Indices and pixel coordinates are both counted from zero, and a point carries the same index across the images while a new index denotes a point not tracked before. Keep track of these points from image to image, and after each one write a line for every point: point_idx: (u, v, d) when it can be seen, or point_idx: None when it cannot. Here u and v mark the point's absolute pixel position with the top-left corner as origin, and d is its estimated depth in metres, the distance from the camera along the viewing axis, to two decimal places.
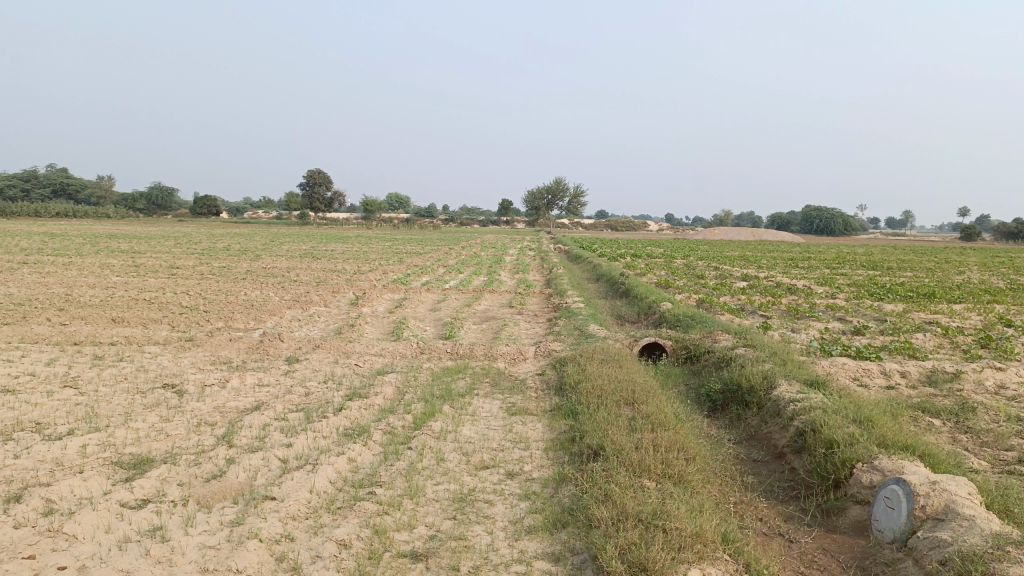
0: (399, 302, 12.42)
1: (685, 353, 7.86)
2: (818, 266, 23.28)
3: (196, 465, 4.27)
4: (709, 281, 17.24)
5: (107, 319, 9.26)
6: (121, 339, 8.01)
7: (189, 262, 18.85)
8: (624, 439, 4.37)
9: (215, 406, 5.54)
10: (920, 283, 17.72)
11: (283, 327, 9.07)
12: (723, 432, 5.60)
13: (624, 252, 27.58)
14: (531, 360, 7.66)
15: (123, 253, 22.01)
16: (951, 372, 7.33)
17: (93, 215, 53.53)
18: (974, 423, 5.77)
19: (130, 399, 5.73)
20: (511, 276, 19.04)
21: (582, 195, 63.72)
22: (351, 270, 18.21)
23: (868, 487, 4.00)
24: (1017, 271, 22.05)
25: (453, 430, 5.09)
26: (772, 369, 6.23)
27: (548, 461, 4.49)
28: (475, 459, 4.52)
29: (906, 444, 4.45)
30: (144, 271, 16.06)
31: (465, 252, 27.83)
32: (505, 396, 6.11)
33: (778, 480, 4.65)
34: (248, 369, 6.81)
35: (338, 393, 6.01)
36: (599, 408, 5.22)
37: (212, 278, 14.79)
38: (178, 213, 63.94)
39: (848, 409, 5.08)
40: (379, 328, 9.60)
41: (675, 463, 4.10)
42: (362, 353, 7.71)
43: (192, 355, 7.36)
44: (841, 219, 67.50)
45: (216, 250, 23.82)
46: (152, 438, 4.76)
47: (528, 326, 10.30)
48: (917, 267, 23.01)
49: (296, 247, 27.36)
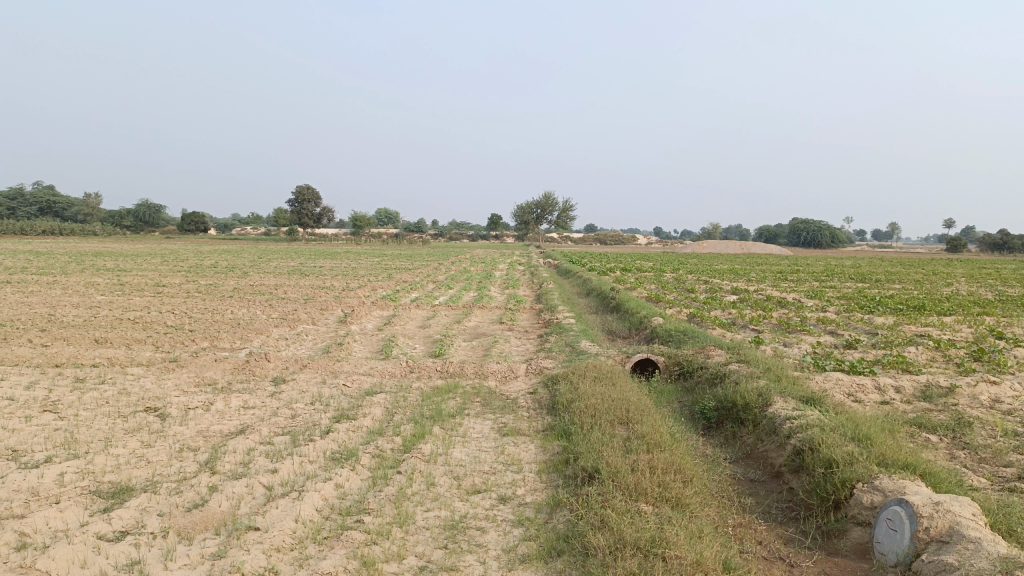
0: (388, 319, 12.30)
1: (678, 369, 7.77)
2: (807, 278, 23.30)
3: (177, 493, 4.13)
4: (699, 294, 17.21)
5: (89, 339, 9.10)
6: (103, 361, 7.85)
7: (176, 280, 18.68)
8: (620, 461, 4.26)
9: (198, 431, 5.40)
10: (909, 295, 17.74)
11: (270, 346, 8.92)
12: (719, 451, 5.50)
13: (614, 266, 27.54)
14: (522, 378, 7.54)
15: (109, 270, 21.83)
16: (946, 387, 7.26)
17: (79, 232, 53.21)
18: (972, 438, 5.69)
19: (111, 424, 5.58)
20: (501, 291, 18.95)
21: (570, 209, 63.80)
22: (340, 286, 18.04)
23: (870, 508, 3.90)
24: (1004, 281, 22.16)
25: (443, 452, 4.97)
26: (766, 386, 6.14)
27: (542, 484, 4.37)
28: (466, 483, 4.40)
29: (906, 463, 4.36)
30: (129, 289, 15.88)
31: (454, 268, 27.69)
32: (496, 416, 6.00)
33: (776, 501, 4.55)
34: (233, 391, 6.67)
35: (326, 415, 5.88)
36: (593, 428, 5.11)
37: (199, 296, 14.62)
38: (165, 230, 63.66)
39: (846, 426, 4.99)
40: (368, 346, 9.47)
41: (672, 486, 3.99)
42: (350, 372, 7.58)
43: (176, 376, 7.21)
44: (828, 231, 67.87)
45: (203, 267, 23.64)
46: (132, 465, 4.62)
47: (519, 342, 10.20)
48: (905, 280, 23.04)
49: (285, 264, 27.22)
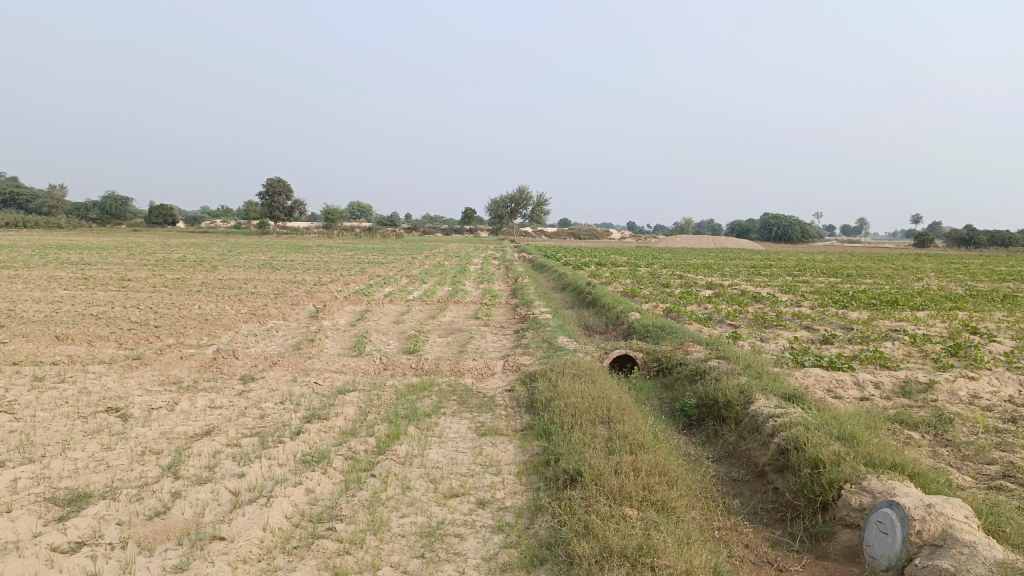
0: (361, 314, 12.05)
1: (657, 365, 7.68)
2: (781, 273, 23.40)
3: (138, 500, 3.92)
4: (674, 289, 17.19)
5: (50, 336, 8.75)
6: (64, 358, 7.54)
7: (142, 274, 18.22)
8: (603, 463, 4.12)
9: (162, 432, 5.16)
10: (881, 290, 17.88)
11: (239, 343, 8.66)
12: (700, 450, 5.39)
13: (588, 261, 27.47)
14: (499, 375, 7.39)
15: (73, 264, 21.24)
16: (924, 382, 7.23)
17: (44, 225, 51.98)
18: (953, 435, 5.65)
19: (70, 425, 5.32)
20: (476, 285, 18.77)
21: (544, 203, 63.67)
22: (312, 281, 17.71)
23: (858, 510, 3.79)
24: (972, 276, 22.48)
25: (419, 454, 4.80)
26: (748, 383, 6.03)
27: (522, 487, 4.22)
28: (444, 486, 4.23)
29: (894, 463, 4.26)
30: (93, 284, 15.42)
31: (428, 262, 27.38)
32: (473, 415, 5.83)
33: (761, 501, 4.45)
34: (200, 390, 6.42)
35: (297, 415, 5.67)
36: (573, 427, 4.96)
37: (166, 291, 14.23)
38: (132, 222, 62.43)
39: (831, 424, 4.89)
40: (341, 342, 9.23)
41: (657, 489, 3.86)
42: (322, 370, 7.36)
43: (140, 374, 6.94)
44: (799, 226, 68.52)
45: (171, 261, 23.11)
46: (91, 469, 4.38)
47: (495, 338, 10.03)
48: (877, 274, 23.22)
49: (255, 258, 26.70)
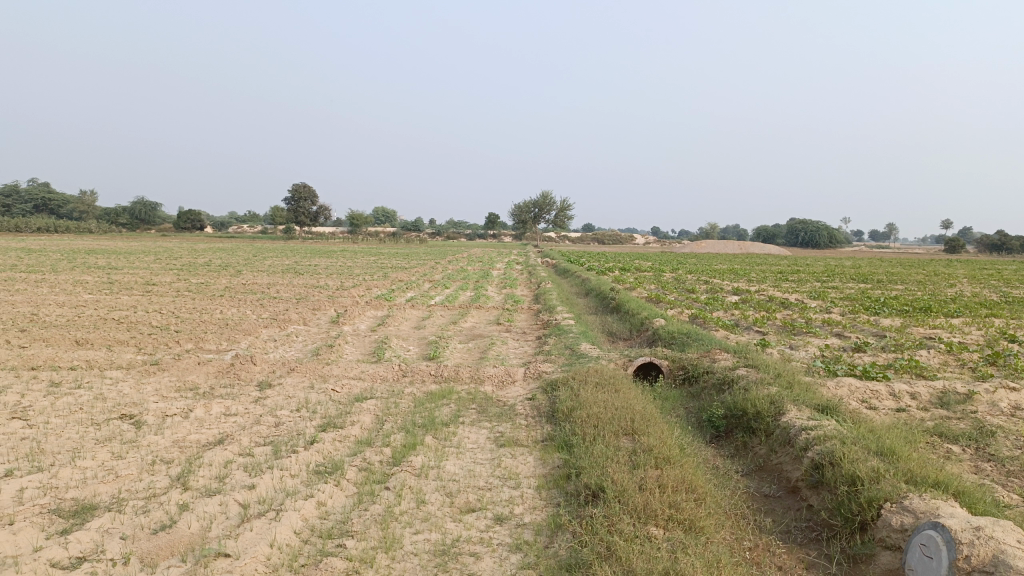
0: (382, 319, 11.94)
1: (683, 373, 7.45)
2: (809, 279, 22.96)
3: (144, 513, 3.79)
4: (699, 294, 16.91)
5: (70, 341, 8.71)
6: (81, 363, 7.49)
7: (166, 278, 18.30)
8: (626, 479, 3.92)
9: (175, 441, 5.05)
10: (913, 296, 17.46)
11: (257, 349, 8.56)
12: (729, 463, 5.17)
13: (612, 266, 27.23)
14: (520, 383, 7.20)
15: (99, 269, 21.39)
16: (963, 393, 6.93)
17: (74, 230, 52.75)
18: (996, 450, 5.36)
19: (83, 432, 5.23)
20: (498, 290, 18.58)
21: (568, 208, 63.41)
22: (335, 286, 17.66)
23: (899, 530, 3.55)
24: (1007, 283, 21.90)
25: (436, 465, 4.63)
26: (778, 393, 5.79)
27: (541, 502, 4.03)
28: (460, 500, 4.06)
29: (937, 481, 4.01)
30: (117, 289, 15.48)
31: (451, 267, 27.30)
32: (492, 425, 5.65)
33: (795, 520, 4.23)
34: (215, 397, 6.31)
35: (312, 423, 5.53)
36: (596, 439, 4.77)
37: (188, 296, 14.23)
38: (161, 228, 63.23)
39: (867, 438, 4.65)
40: (360, 348, 9.11)
41: (684, 506, 3.66)
42: (339, 377, 7.23)
43: (157, 380, 6.85)
44: (827, 231, 67.57)
45: (195, 266, 23.19)
46: (99, 479, 4.27)
47: (517, 344, 9.85)
48: (908, 280, 22.73)
49: (279, 262, 26.76)
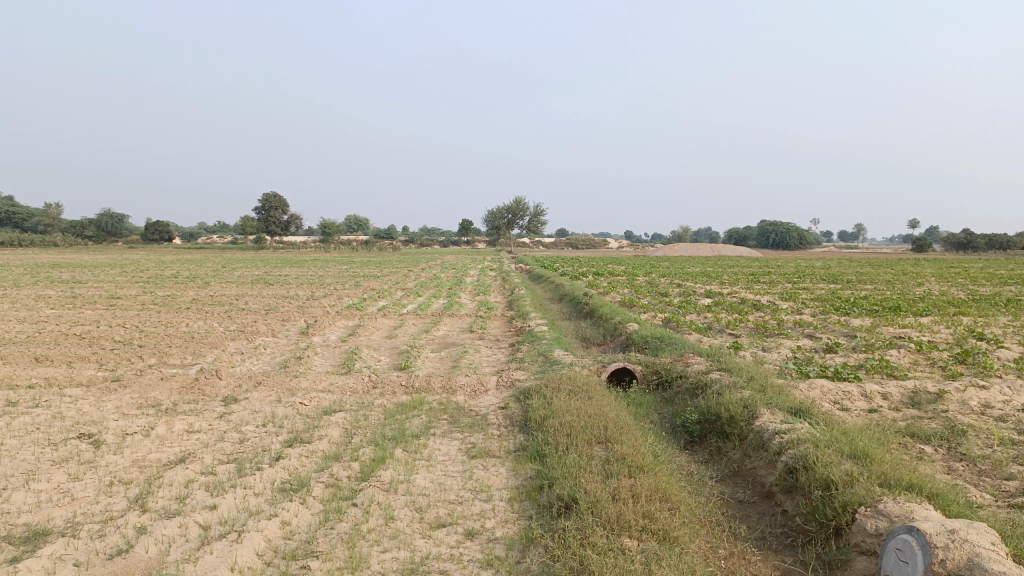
0: (353, 329, 11.78)
1: (656, 378, 7.40)
2: (780, 281, 23.13)
3: (99, 537, 3.64)
4: (672, 298, 16.96)
5: (29, 358, 8.46)
6: (40, 381, 7.26)
7: (132, 292, 17.94)
8: (599, 489, 3.84)
9: (135, 460, 4.88)
10: (882, 295, 17.65)
11: (224, 362, 8.37)
12: (703, 469, 5.12)
13: (585, 271, 27.26)
14: (492, 391, 7.11)
15: (63, 283, 20.95)
16: (934, 392, 6.96)
17: (39, 243, 51.75)
18: (967, 449, 5.37)
19: (38, 454, 5.04)
20: (471, 298, 18.47)
21: (541, 214, 63.48)
22: (305, 296, 17.42)
23: (874, 535, 3.51)
24: (973, 281, 22.26)
25: (405, 480, 4.52)
26: (751, 397, 5.76)
27: (514, 515, 3.94)
28: (430, 515, 3.95)
29: (911, 483, 3.98)
30: (81, 303, 15.14)
31: (424, 274, 27.12)
32: (464, 436, 5.55)
33: (770, 526, 4.18)
34: (178, 413, 6.14)
35: (278, 438, 5.39)
36: (568, 449, 4.69)
37: (155, 309, 13.95)
38: (128, 240, 62.26)
39: (840, 441, 4.62)
40: (330, 359, 8.96)
41: (658, 516, 3.59)
42: (307, 389, 7.08)
43: (118, 397, 6.66)
44: (797, 233, 68.36)
45: (162, 279, 22.77)
46: (53, 503, 4.10)
47: (490, 352, 9.76)
48: (877, 280, 23.01)
49: (250, 273, 26.40)
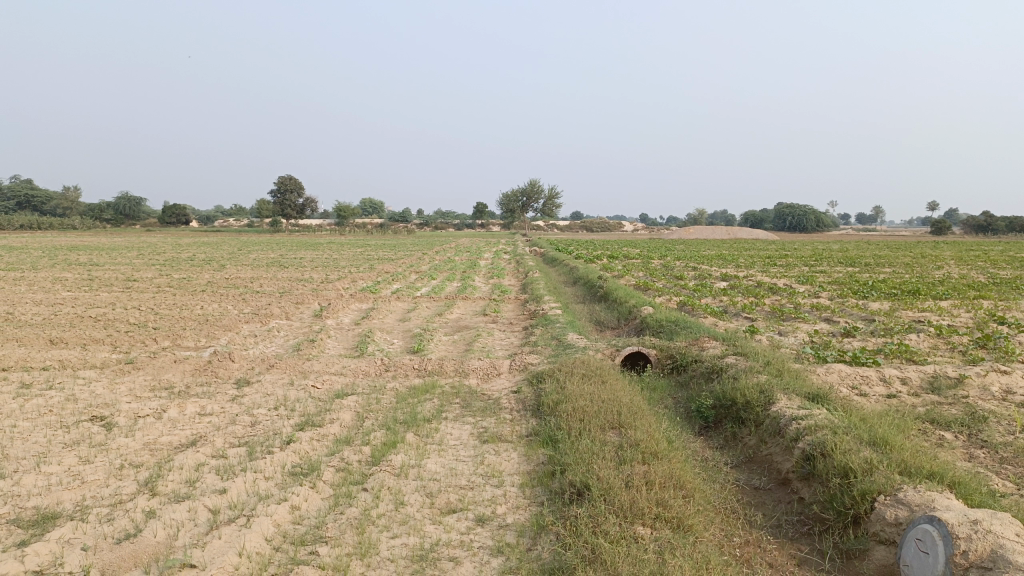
0: (367, 312, 11.75)
1: (671, 362, 7.32)
2: (796, 263, 22.89)
3: (108, 521, 3.62)
4: (688, 281, 16.83)
5: (44, 340, 8.50)
6: (54, 363, 7.29)
7: (148, 274, 18.02)
8: (611, 476, 3.78)
9: (146, 443, 4.88)
10: (901, 279, 17.43)
11: (237, 345, 8.37)
12: (718, 455, 5.05)
13: (600, 253, 27.10)
14: (505, 375, 7.06)
15: (80, 265, 21.08)
16: (954, 378, 6.84)
17: (58, 227, 52.19)
18: (989, 436, 5.26)
19: (51, 436, 5.04)
20: (485, 281, 18.43)
21: (556, 196, 63.19)
22: (319, 278, 17.42)
23: (894, 524, 3.43)
24: (995, 264, 21.96)
25: (416, 464, 4.48)
26: (768, 382, 5.67)
27: (525, 501, 3.89)
28: (440, 501, 3.90)
29: (932, 471, 3.89)
30: (98, 285, 15.23)
31: (438, 257, 27.09)
32: (476, 420, 5.50)
33: (787, 513, 4.11)
34: (190, 396, 6.13)
35: (289, 422, 5.36)
36: (581, 434, 4.63)
37: (170, 292, 13.99)
38: (146, 223, 62.68)
39: (859, 427, 4.52)
40: (343, 342, 8.95)
41: (672, 504, 3.52)
42: (320, 372, 7.06)
43: (131, 380, 6.67)
44: (814, 216, 67.70)
45: (178, 261, 22.90)
46: (64, 486, 4.09)
47: (503, 335, 9.71)
48: (895, 263, 22.76)
49: (265, 256, 26.49)
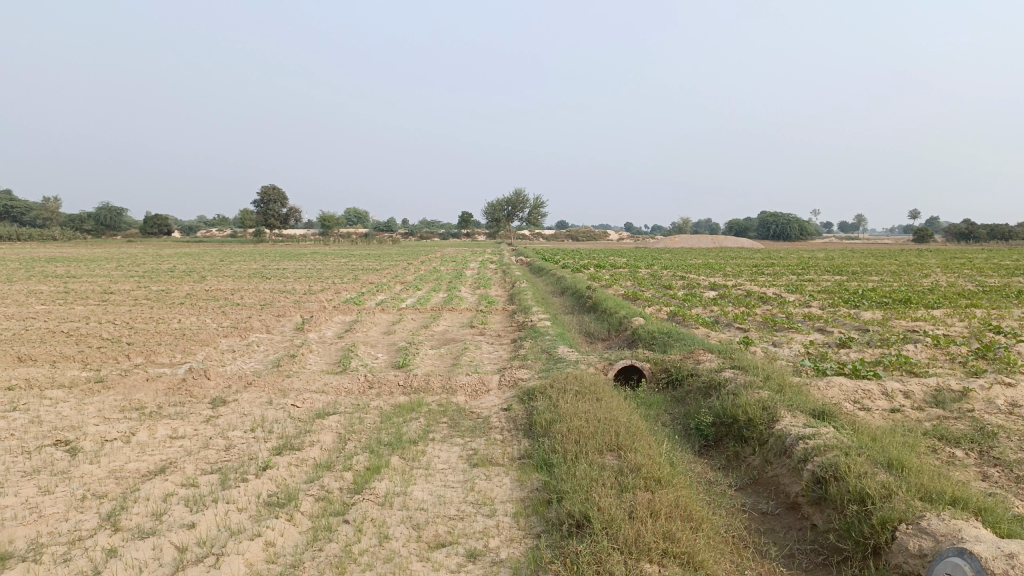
0: (350, 325, 11.43)
1: (666, 376, 7.06)
2: (783, 272, 22.76)
3: (64, 561, 3.30)
4: (676, 290, 16.61)
5: (12, 357, 8.11)
6: (21, 382, 6.92)
7: (126, 287, 17.58)
8: (614, 506, 3.50)
9: (112, 470, 4.55)
10: (891, 287, 17.29)
11: (215, 361, 8.04)
12: (721, 476, 4.80)
13: (587, 263, 26.88)
14: (495, 391, 6.78)
15: (57, 278, 20.58)
16: (958, 391, 6.61)
17: (37, 238, 51.44)
18: (1002, 453, 5.03)
19: (10, 463, 4.71)
20: (472, 291, 18.16)
21: (542, 205, 62.99)
22: (302, 290, 17.06)
23: (918, 556, 3.17)
24: (981, 271, 21.93)
25: (402, 492, 4.18)
26: (770, 397, 5.41)
27: (520, 533, 3.61)
28: (428, 534, 3.61)
29: (954, 497, 3.63)
30: (73, 298, 14.79)
31: (423, 267, 26.75)
32: (465, 441, 5.21)
33: (798, 542, 3.86)
34: (162, 417, 5.80)
35: (267, 445, 5.05)
36: (578, 458, 4.35)
37: (147, 305, 13.58)
38: (127, 234, 61.88)
39: (870, 447, 4.27)
40: (326, 357, 8.64)
41: (680, 537, 3.25)
42: (300, 390, 6.74)
43: (101, 400, 6.33)
44: (797, 224, 67.98)
45: (158, 272, 22.44)
46: (19, 521, 3.77)
47: (491, 349, 9.42)
48: (883, 271, 22.69)
49: (247, 267, 26.02)
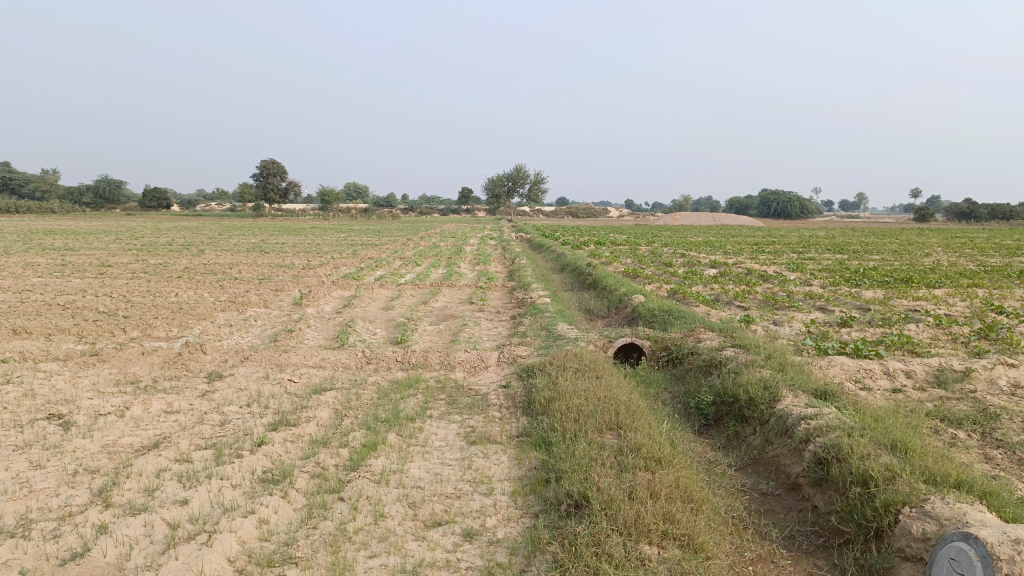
0: (349, 300, 11.35)
1: (666, 354, 6.99)
2: (784, 250, 22.65)
3: (54, 538, 3.25)
4: (678, 268, 16.52)
5: (6, 330, 8.03)
6: (15, 355, 6.86)
7: (124, 260, 17.49)
8: (613, 487, 3.44)
9: (105, 445, 4.49)
10: (893, 266, 17.20)
11: (211, 335, 7.96)
12: (721, 456, 4.75)
13: (588, 240, 26.73)
14: (493, 368, 6.71)
15: (55, 250, 20.46)
16: (960, 371, 6.56)
17: (36, 209, 51.23)
18: (1005, 434, 4.97)
19: (1, 437, 4.65)
20: (472, 267, 18.08)
21: (542, 181, 62.66)
22: (301, 265, 16.95)
23: (921, 540, 3.11)
24: (983, 251, 21.83)
25: (398, 470, 4.12)
26: (772, 377, 5.34)
27: (517, 512, 3.56)
28: (424, 512, 3.56)
29: (959, 480, 3.57)
30: (70, 271, 14.70)
31: (423, 243, 26.63)
32: (463, 419, 5.15)
33: (798, 523, 3.81)
34: (157, 391, 5.73)
35: (262, 421, 4.99)
36: (576, 437, 4.29)
37: (144, 278, 13.48)
38: (126, 207, 61.65)
39: (873, 428, 4.21)
40: (323, 332, 8.57)
41: (679, 519, 3.20)
42: (297, 366, 6.67)
43: (95, 373, 6.26)
44: (798, 202, 67.68)
45: (156, 246, 22.33)
46: (9, 496, 3.71)
47: (491, 325, 9.35)
48: (884, 250, 22.59)
49: (246, 241, 25.86)
